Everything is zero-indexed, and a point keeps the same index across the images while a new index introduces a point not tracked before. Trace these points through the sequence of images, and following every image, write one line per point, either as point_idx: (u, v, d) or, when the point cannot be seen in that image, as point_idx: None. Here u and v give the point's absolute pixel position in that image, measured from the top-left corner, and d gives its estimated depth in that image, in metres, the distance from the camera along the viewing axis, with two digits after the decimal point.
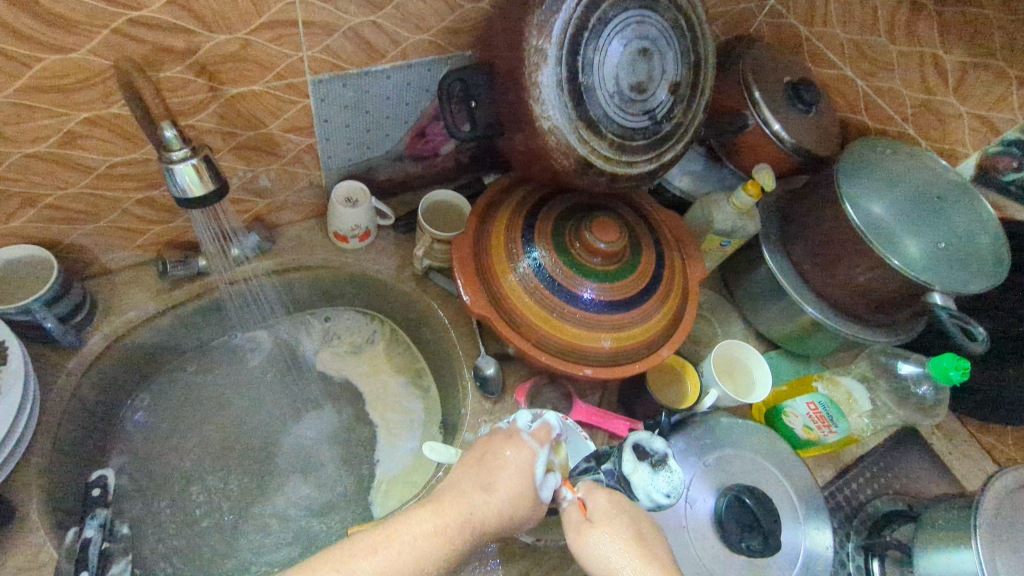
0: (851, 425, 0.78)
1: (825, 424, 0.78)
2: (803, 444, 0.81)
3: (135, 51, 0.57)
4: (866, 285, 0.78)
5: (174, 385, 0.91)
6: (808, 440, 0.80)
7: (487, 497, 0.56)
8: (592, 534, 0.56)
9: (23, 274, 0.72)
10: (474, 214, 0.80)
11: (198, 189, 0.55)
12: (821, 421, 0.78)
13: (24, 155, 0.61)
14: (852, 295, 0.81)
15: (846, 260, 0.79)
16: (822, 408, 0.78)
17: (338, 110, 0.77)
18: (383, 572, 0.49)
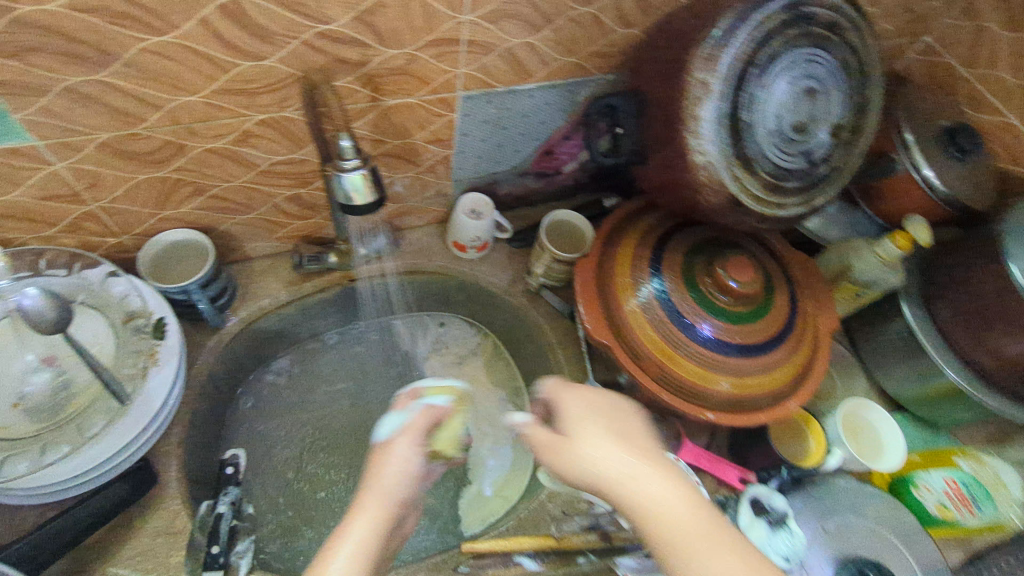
0: (998, 512, 0.70)
1: (965, 505, 0.71)
2: (936, 523, 0.73)
3: (317, 61, 0.60)
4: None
5: (292, 368, 0.97)
6: (941, 519, 0.73)
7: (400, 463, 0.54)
8: (632, 471, 0.49)
9: (183, 255, 0.79)
10: (600, 238, 0.81)
11: (363, 198, 0.57)
12: (960, 499, 0.71)
13: (205, 149, 0.66)
14: (1008, 368, 0.73)
15: (1006, 330, 0.71)
16: (964, 488, 0.72)
17: (478, 125, 0.79)
18: (355, 556, 0.47)
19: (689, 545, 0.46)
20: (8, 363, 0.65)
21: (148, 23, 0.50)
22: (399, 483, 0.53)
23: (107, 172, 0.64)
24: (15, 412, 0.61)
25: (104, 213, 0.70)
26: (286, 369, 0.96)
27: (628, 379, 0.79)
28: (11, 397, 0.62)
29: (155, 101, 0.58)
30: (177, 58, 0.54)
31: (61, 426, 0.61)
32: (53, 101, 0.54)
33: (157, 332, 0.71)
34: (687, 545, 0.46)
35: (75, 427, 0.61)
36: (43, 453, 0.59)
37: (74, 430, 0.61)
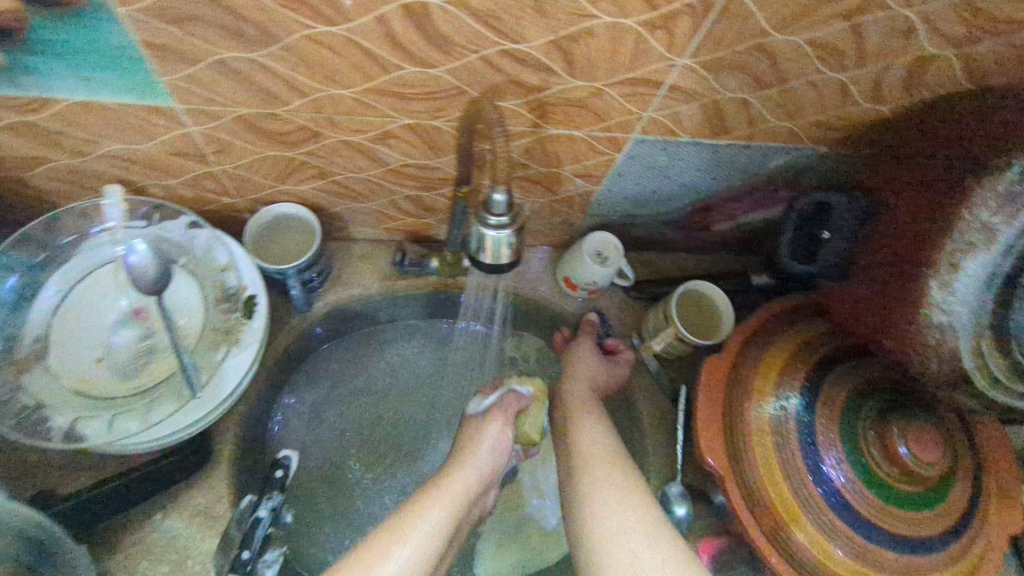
0: None
1: None
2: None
3: (490, 79, 0.50)
4: None
5: (356, 351, 0.88)
6: None
7: (481, 465, 0.69)
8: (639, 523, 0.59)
9: (287, 229, 0.73)
10: (746, 332, 0.69)
11: (499, 259, 0.49)
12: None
13: (339, 140, 0.58)
14: None
15: None
16: None
17: (639, 168, 0.66)
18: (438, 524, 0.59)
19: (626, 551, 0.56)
20: (101, 310, 0.62)
21: (321, 12, 0.42)
22: (485, 465, 0.69)
23: (239, 142, 0.59)
24: (98, 368, 0.60)
25: (224, 176, 0.65)
26: (351, 353, 0.87)
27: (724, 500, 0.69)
28: (98, 349, 0.61)
29: (304, 88, 0.51)
30: (339, 51, 0.46)
31: (135, 398, 0.58)
32: (201, 71, 0.48)
33: (246, 310, 0.65)
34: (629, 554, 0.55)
35: (145, 404, 0.57)
36: (113, 424, 0.56)
37: (144, 407, 0.57)
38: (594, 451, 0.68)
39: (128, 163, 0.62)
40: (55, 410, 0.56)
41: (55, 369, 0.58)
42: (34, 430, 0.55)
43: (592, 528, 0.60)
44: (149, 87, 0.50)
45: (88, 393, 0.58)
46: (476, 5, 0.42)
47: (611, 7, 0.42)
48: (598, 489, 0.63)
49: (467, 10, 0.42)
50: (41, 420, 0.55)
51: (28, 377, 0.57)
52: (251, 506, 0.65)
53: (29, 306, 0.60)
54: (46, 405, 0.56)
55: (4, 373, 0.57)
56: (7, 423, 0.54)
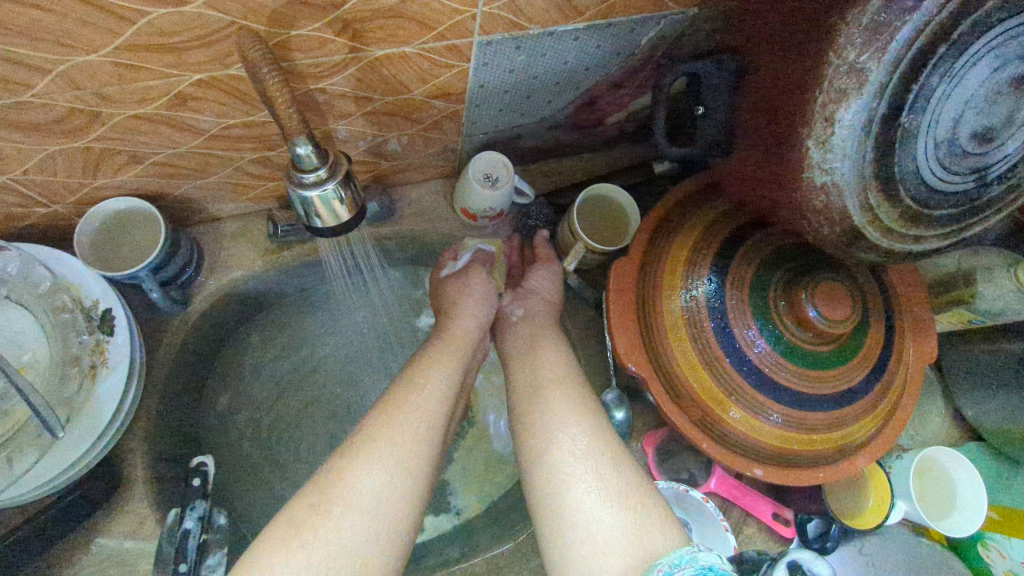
0: None
1: None
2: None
3: (265, 5, 0.40)
4: None
5: (264, 338, 0.82)
6: None
7: (461, 346, 0.65)
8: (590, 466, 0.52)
9: (132, 226, 0.64)
10: (648, 229, 0.65)
11: (337, 217, 0.43)
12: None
13: (128, 116, 0.48)
14: None
15: None
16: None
17: (499, 74, 0.58)
18: (415, 429, 0.53)
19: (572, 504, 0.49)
20: None
21: None
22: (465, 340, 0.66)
23: (6, 145, 0.48)
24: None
25: (17, 185, 0.55)
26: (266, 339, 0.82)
27: None
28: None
29: (37, 63, 0.40)
30: (53, 8, 0.36)
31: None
32: None
33: (102, 325, 0.59)
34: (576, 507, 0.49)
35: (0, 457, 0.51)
36: None
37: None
38: (547, 369, 0.62)
39: None
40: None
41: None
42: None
43: (540, 445, 0.55)
44: None
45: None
46: None
47: None
48: (552, 406, 0.58)
49: None
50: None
51: None
52: (177, 515, 0.61)
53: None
54: None
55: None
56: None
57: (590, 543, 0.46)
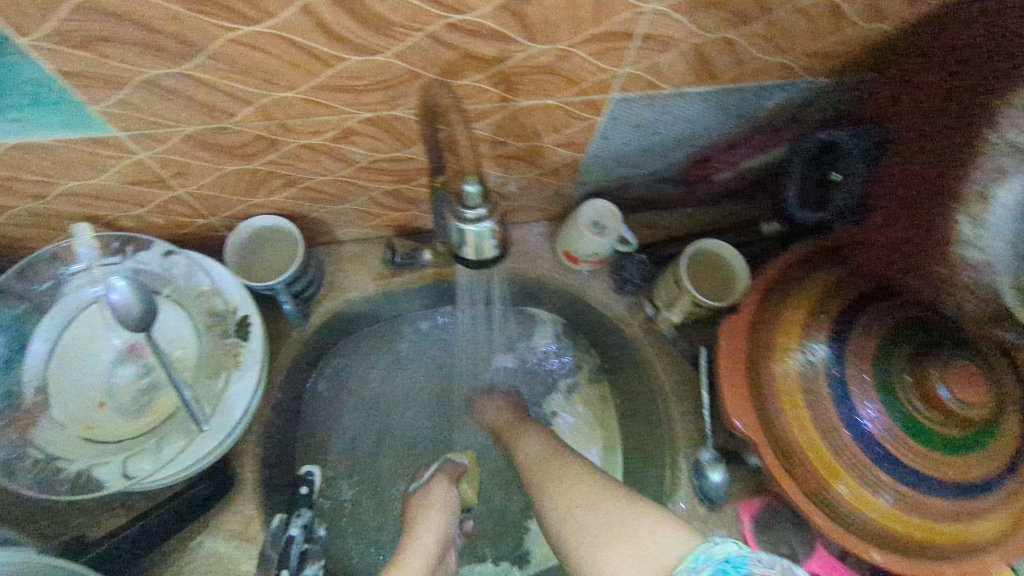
0: None
1: None
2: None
3: (442, 57, 0.45)
4: None
5: (364, 356, 0.88)
6: None
7: (432, 541, 0.62)
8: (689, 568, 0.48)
9: (272, 241, 0.71)
10: (765, 285, 0.64)
11: (485, 250, 0.46)
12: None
13: (299, 145, 0.55)
14: None
15: None
16: None
17: (625, 130, 0.61)
18: None
19: None
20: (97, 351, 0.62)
21: (239, 12, 0.38)
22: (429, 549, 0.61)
23: (194, 162, 0.55)
24: (102, 413, 0.60)
25: (190, 198, 0.62)
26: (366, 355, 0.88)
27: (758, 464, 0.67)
28: (99, 394, 0.61)
29: (245, 96, 0.47)
30: (273, 52, 0.42)
31: (144, 437, 0.59)
32: (131, 95, 0.44)
33: (240, 331, 0.64)
34: None
35: (154, 440, 0.58)
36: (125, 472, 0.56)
37: (153, 448, 0.57)
38: (569, 476, 0.63)
39: (90, 199, 0.59)
40: (66, 459, 0.56)
41: (56, 419, 0.58)
42: (47, 483, 0.54)
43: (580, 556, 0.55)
44: (84, 118, 0.46)
45: (96, 438, 0.58)
46: None
47: None
48: (583, 511, 0.58)
49: None
50: (54, 472, 0.55)
51: (31, 433, 0.57)
52: (282, 524, 0.67)
53: (19, 359, 0.59)
54: (55, 460, 0.56)
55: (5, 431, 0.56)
56: (20, 482, 0.54)
57: None
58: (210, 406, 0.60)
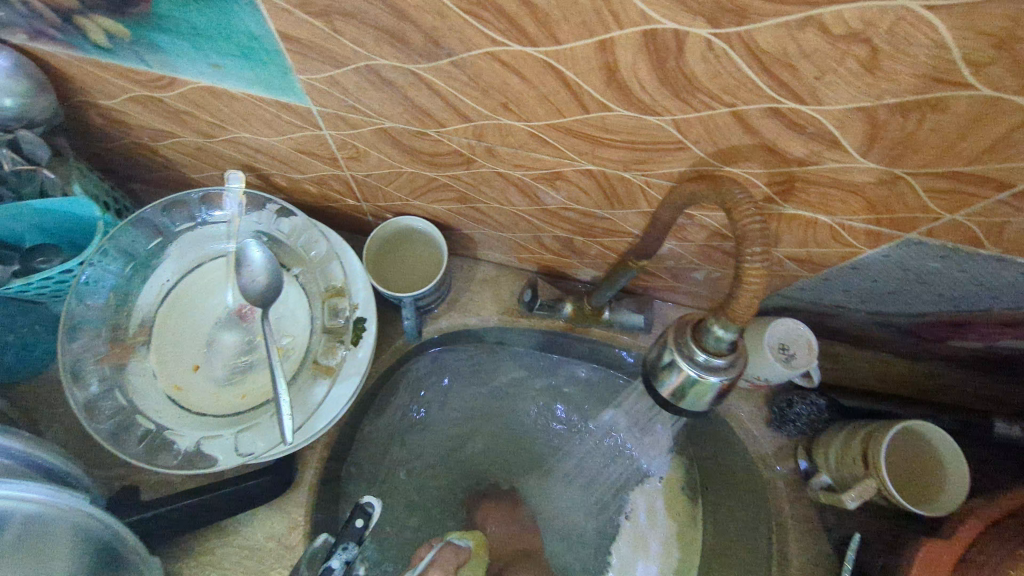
0: None
1: None
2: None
3: (730, 141, 0.34)
4: None
5: (453, 372, 0.74)
6: None
7: None
8: None
9: (411, 242, 0.64)
10: (1001, 517, 0.46)
11: (684, 402, 0.35)
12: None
13: (495, 172, 0.45)
14: None
15: None
16: None
17: (887, 269, 0.47)
18: None
19: None
20: (210, 309, 0.57)
21: (519, 26, 0.29)
22: None
23: (374, 153, 0.48)
24: (195, 375, 0.55)
25: (352, 182, 0.55)
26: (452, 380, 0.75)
27: None
28: (198, 352, 0.56)
29: (467, 111, 0.38)
30: (530, 77, 0.33)
31: (226, 421, 0.53)
32: (346, 76, 0.37)
33: (353, 335, 0.56)
34: None
35: (233, 428, 0.52)
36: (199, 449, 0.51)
37: (230, 439, 0.51)
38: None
39: (254, 152, 0.54)
40: (148, 418, 0.52)
41: (152, 368, 0.54)
42: (121, 439, 0.50)
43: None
44: (285, 84, 0.40)
45: (182, 403, 0.53)
46: (765, 43, 0.26)
47: (1007, 71, 0.24)
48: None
49: (749, 52, 0.27)
50: (131, 427, 0.51)
51: (128, 374, 0.53)
52: (326, 544, 0.58)
53: (139, 290, 0.56)
54: (139, 412, 0.52)
55: (103, 360, 0.53)
56: (97, 426, 0.50)
57: None
58: (300, 416, 0.53)
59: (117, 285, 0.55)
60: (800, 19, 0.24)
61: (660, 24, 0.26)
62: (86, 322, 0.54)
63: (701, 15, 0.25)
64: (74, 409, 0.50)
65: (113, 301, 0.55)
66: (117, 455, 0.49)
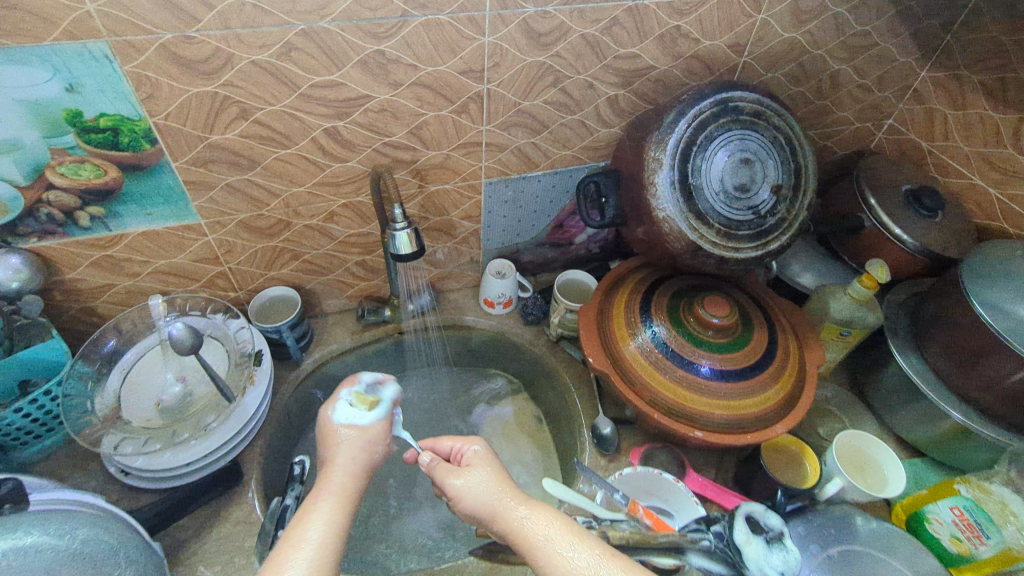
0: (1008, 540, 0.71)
1: (974, 534, 0.73)
2: (954, 560, 0.75)
3: (383, 161, 0.87)
4: (1015, 386, 0.77)
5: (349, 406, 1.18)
6: (960, 556, 0.74)
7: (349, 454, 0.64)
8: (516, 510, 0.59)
9: (277, 306, 1.05)
10: (604, 290, 0.97)
11: (402, 248, 0.81)
12: (969, 528, 0.74)
13: (304, 225, 0.93)
14: (998, 397, 0.80)
15: (988, 360, 0.79)
16: (969, 515, 0.74)
17: (499, 204, 1.02)
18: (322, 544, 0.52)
19: (525, 545, 0.55)
20: (154, 375, 0.90)
21: (282, 141, 0.80)
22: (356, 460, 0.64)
23: (239, 241, 0.93)
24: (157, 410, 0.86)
25: (230, 273, 0.98)
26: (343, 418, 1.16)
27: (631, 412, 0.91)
28: (155, 398, 0.87)
29: (277, 191, 0.86)
30: (296, 163, 0.83)
31: (184, 422, 0.84)
32: (218, 193, 0.83)
33: (255, 359, 0.94)
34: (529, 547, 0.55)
35: (193, 421, 0.84)
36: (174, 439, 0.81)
37: (194, 423, 0.83)
38: (488, 498, 0.60)
39: (167, 276, 0.94)
40: (133, 436, 0.81)
41: (128, 415, 0.84)
42: (118, 450, 0.79)
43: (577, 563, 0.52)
44: (186, 210, 0.85)
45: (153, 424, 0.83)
46: (363, 120, 0.80)
47: (432, 106, 0.82)
48: (529, 520, 0.57)
49: (359, 124, 0.81)
50: (123, 443, 0.80)
51: (107, 422, 0.83)
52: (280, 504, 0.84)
53: (105, 377, 0.89)
54: (123, 438, 0.80)
55: (89, 422, 0.82)
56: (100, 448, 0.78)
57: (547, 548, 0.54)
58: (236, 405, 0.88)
59: (91, 380, 0.87)
60: (364, 109, 0.79)
61: (327, 124, 0.79)
62: (75, 404, 0.83)
63: (336, 117, 0.79)
64: (77, 442, 0.78)
65: (90, 387, 0.86)
66: (118, 455, 0.77)
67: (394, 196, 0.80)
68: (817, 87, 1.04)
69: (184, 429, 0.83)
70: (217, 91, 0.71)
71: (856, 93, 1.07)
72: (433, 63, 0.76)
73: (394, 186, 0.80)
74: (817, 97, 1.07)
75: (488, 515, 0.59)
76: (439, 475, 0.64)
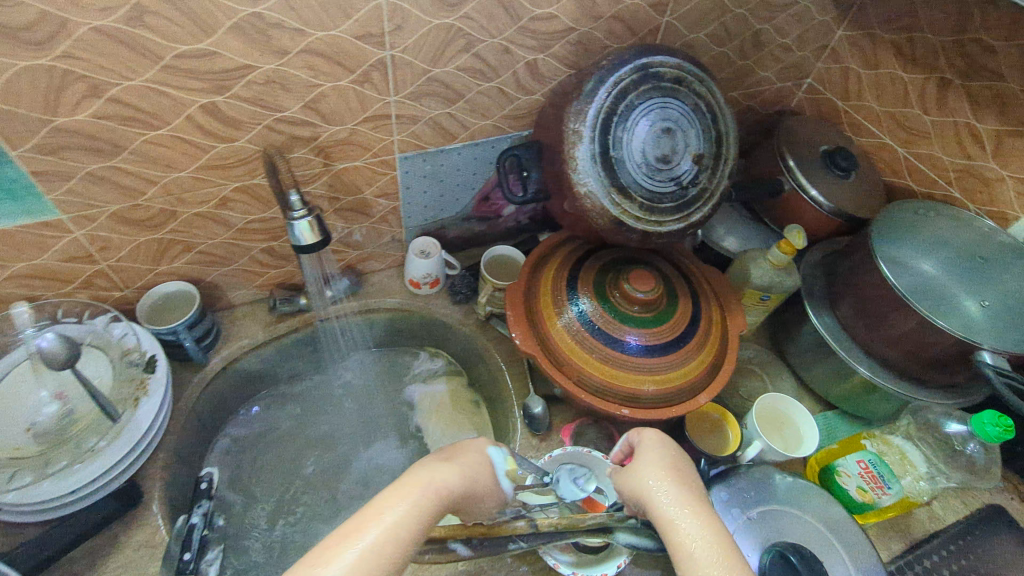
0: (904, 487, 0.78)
1: (877, 484, 0.79)
2: (860, 507, 0.81)
3: (277, 140, 0.77)
4: (919, 341, 0.81)
5: (271, 401, 1.10)
6: (864, 503, 0.80)
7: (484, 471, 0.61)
8: (667, 503, 0.58)
9: (175, 303, 0.94)
10: (529, 266, 0.93)
11: (306, 238, 0.73)
12: (874, 480, 0.80)
13: (193, 213, 0.82)
14: (902, 352, 0.84)
15: (894, 318, 0.83)
16: (873, 467, 0.80)
17: (417, 179, 0.95)
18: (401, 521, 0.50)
19: (672, 535, 0.55)
20: (23, 394, 0.79)
21: (149, 121, 0.68)
22: (487, 483, 0.61)
23: (116, 236, 0.81)
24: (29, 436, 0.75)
25: (111, 271, 0.86)
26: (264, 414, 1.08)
27: (561, 391, 0.90)
28: (25, 422, 0.76)
29: (153, 178, 0.75)
30: (170, 146, 0.72)
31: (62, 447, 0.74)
32: (77, 184, 0.71)
33: (148, 366, 0.84)
34: (675, 546, 0.54)
35: (75, 446, 0.74)
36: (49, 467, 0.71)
37: (74, 447, 0.74)
38: (639, 488, 0.61)
39: (29, 279, 0.81)
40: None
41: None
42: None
43: (690, 550, 0.53)
44: (41, 206, 0.72)
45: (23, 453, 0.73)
46: (246, 94, 0.70)
47: (325, 76, 0.72)
48: (687, 523, 0.55)
49: (242, 98, 0.70)
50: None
51: None
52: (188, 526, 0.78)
53: None
54: None
55: None
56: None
57: (690, 552, 0.53)
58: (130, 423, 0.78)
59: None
60: (245, 82, 0.69)
61: (203, 100, 0.68)
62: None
63: (212, 91, 0.68)
64: None
65: None
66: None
67: (289, 181, 0.72)
68: (739, 49, 1.02)
69: (65, 457, 0.73)
70: (55, 65, 0.59)
71: (777, 53, 1.06)
72: (323, 28, 0.67)
73: (288, 170, 0.72)
74: (740, 58, 1.05)
75: (660, 510, 0.58)
76: (620, 471, 0.64)
